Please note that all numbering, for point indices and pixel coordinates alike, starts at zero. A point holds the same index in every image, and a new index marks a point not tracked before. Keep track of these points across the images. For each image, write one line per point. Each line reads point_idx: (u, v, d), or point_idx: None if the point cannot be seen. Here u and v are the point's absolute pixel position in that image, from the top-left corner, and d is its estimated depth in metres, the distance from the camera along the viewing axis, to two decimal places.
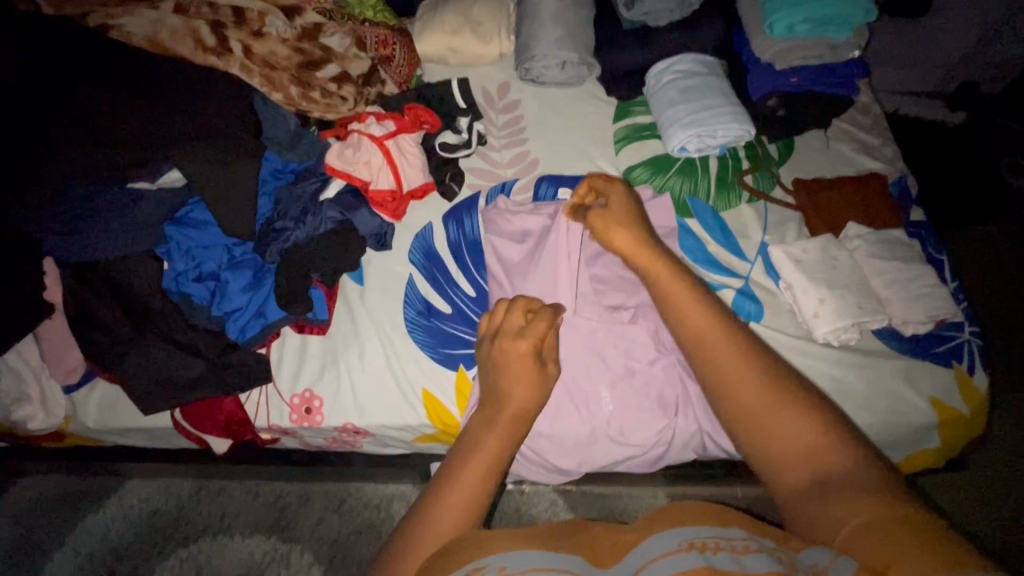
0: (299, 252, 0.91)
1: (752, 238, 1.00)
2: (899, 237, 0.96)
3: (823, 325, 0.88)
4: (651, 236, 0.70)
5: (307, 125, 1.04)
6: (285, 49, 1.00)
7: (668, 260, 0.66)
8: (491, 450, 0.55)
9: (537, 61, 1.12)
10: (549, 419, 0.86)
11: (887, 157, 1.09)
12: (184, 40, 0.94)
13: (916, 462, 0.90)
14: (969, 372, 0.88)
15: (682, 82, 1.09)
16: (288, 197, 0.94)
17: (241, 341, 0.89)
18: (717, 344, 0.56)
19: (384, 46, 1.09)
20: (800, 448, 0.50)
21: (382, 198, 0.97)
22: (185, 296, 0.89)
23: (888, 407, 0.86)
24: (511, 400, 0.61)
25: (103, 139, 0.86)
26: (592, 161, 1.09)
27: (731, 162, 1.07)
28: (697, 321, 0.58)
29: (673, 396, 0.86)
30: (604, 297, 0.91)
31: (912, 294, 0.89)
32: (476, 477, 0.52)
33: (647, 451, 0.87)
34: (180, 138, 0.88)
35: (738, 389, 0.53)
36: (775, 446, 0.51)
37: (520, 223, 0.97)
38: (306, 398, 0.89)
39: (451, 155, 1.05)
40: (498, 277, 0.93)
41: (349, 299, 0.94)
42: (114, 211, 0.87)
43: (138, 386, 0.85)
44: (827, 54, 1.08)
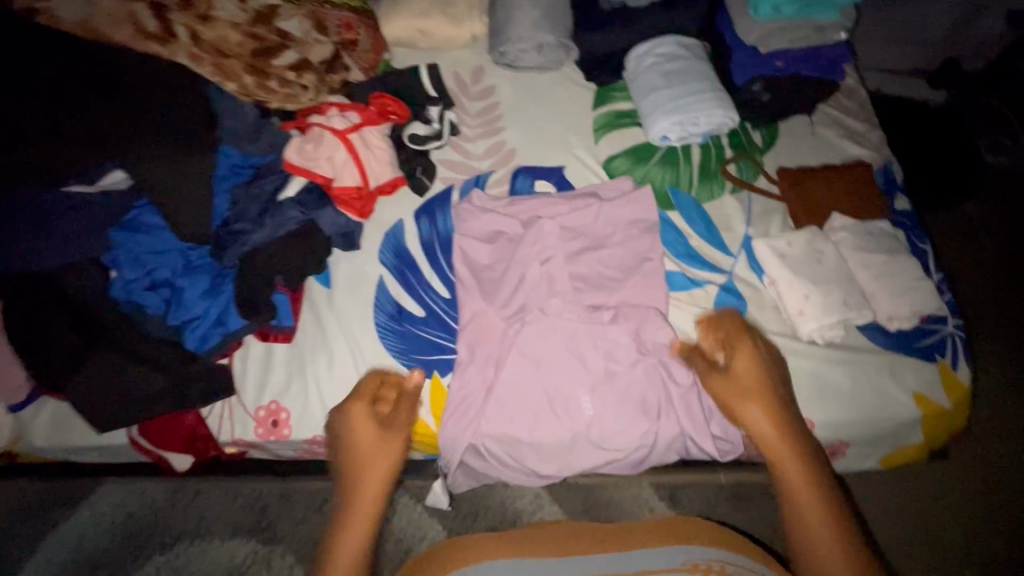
0: (259, 255, 0.86)
1: (735, 231, 0.97)
2: (884, 228, 0.94)
3: (808, 322, 0.86)
4: (781, 405, 0.75)
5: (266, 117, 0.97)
6: (236, 34, 0.92)
7: (782, 410, 0.74)
8: (365, 510, 0.70)
9: (512, 45, 1.06)
10: (529, 425, 0.83)
11: (873, 143, 1.06)
12: (123, 26, 0.87)
13: (899, 457, 0.89)
14: (953, 365, 0.87)
15: (664, 66, 1.04)
16: (247, 196, 0.88)
17: (201, 351, 0.84)
18: (792, 474, 0.69)
19: (348, 30, 1.03)
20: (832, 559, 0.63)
21: (348, 195, 0.91)
22: (136, 306, 0.83)
23: (872, 405, 0.84)
24: (359, 481, 0.72)
25: (38, 136, 0.79)
26: (571, 152, 1.04)
27: (714, 151, 1.03)
28: (798, 485, 0.68)
29: (656, 399, 0.84)
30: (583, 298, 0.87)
31: (897, 288, 0.87)
32: (356, 554, 0.66)
33: (629, 456, 0.84)
34: (124, 134, 0.81)
35: (803, 510, 0.67)
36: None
37: (495, 220, 0.92)
38: (272, 410, 0.85)
39: (421, 148, 0.99)
40: (473, 278, 0.89)
41: (316, 303, 0.89)
42: (53, 215, 0.80)
43: (90, 403, 0.80)
44: (812, 36, 1.03)
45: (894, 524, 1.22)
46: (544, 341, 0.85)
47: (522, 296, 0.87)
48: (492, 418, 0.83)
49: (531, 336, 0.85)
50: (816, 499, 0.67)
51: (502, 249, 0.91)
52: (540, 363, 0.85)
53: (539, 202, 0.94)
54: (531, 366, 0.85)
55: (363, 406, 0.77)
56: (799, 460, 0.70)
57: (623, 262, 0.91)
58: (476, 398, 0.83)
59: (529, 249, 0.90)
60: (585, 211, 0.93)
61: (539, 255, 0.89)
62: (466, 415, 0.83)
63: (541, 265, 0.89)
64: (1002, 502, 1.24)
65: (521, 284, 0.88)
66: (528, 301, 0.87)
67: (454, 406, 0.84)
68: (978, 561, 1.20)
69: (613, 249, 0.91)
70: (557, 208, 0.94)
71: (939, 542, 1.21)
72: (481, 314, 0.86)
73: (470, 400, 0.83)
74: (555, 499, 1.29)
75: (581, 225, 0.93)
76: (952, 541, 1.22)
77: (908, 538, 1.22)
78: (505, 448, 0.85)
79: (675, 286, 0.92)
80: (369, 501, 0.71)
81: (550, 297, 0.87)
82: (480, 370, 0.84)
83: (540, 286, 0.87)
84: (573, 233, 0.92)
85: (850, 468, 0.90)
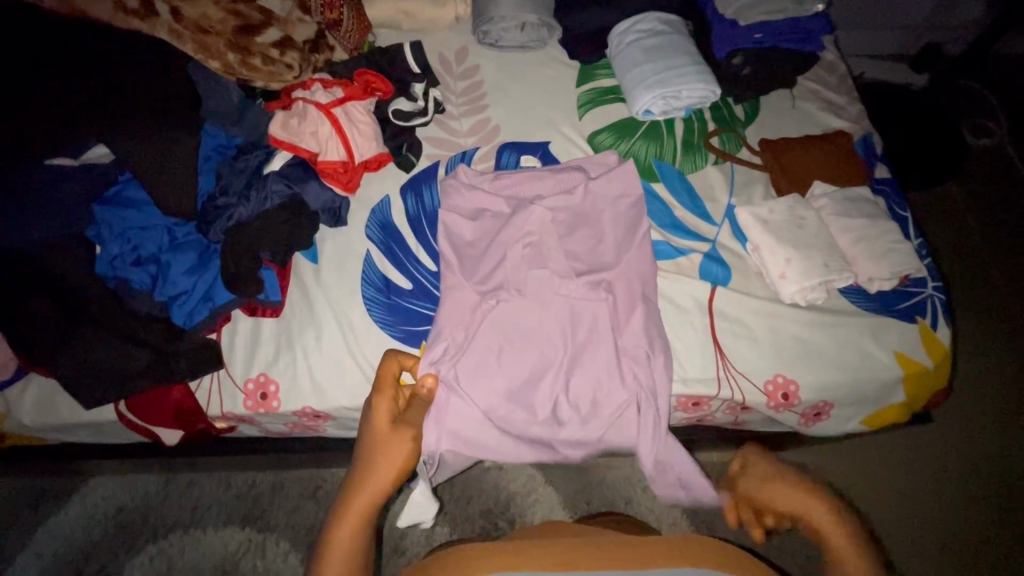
0: (244, 230, 0.86)
1: (719, 201, 0.98)
2: (864, 195, 0.95)
3: (790, 286, 0.87)
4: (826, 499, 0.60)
5: (251, 97, 0.97)
6: (219, 12, 0.92)
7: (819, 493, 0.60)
8: (361, 507, 0.61)
9: (495, 24, 1.09)
10: (517, 393, 0.84)
11: (852, 115, 1.08)
12: (102, 1, 0.86)
13: (883, 418, 0.90)
14: (933, 326, 0.88)
15: (646, 42, 1.05)
16: (231, 172, 0.88)
17: (188, 327, 0.84)
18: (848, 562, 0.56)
19: (331, 9, 1.02)
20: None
21: (333, 168, 0.92)
22: (122, 282, 0.83)
23: (854, 364, 0.86)
24: (364, 480, 0.62)
25: (21, 113, 0.79)
26: (555, 128, 1.05)
27: (697, 125, 1.05)
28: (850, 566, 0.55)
29: (644, 370, 0.83)
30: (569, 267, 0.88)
31: (878, 251, 0.88)
32: (349, 553, 0.59)
33: (621, 423, 0.84)
34: (108, 111, 0.81)
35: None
36: None
37: (479, 196, 0.93)
38: (261, 382, 0.85)
39: (406, 124, 0.99)
40: (455, 255, 0.89)
41: (302, 279, 0.89)
42: (38, 192, 0.81)
43: (76, 379, 0.80)
44: (791, 7, 1.04)
45: (875, 493, 1.25)
46: (531, 310, 0.86)
47: (503, 272, 0.87)
48: (474, 399, 0.83)
49: (518, 305, 0.86)
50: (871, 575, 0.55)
51: (484, 226, 0.91)
52: (529, 331, 0.85)
53: (523, 177, 0.94)
54: (510, 348, 0.84)
55: (385, 401, 0.69)
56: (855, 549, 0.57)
57: (610, 233, 0.91)
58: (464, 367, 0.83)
59: (514, 220, 0.90)
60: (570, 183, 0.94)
61: (524, 225, 0.89)
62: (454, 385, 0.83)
63: (524, 241, 0.89)
64: (981, 470, 1.28)
65: (503, 260, 0.88)
66: (509, 279, 0.87)
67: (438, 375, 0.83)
68: (960, 526, 1.23)
69: (599, 220, 0.92)
70: (542, 181, 0.95)
71: (926, 512, 1.24)
72: (462, 291, 0.86)
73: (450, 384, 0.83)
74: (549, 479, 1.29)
75: (566, 197, 0.93)
76: (938, 510, 1.24)
77: (894, 509, 1.24)
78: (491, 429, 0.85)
79: (660, 255, 0.93)
80: (366, 504, 0.62)
81: (533, 271, 0.87)
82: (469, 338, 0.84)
83: (522, 262, 0.88)
84: (558, 207, 0.93)
85: (836, 431, 0.92)
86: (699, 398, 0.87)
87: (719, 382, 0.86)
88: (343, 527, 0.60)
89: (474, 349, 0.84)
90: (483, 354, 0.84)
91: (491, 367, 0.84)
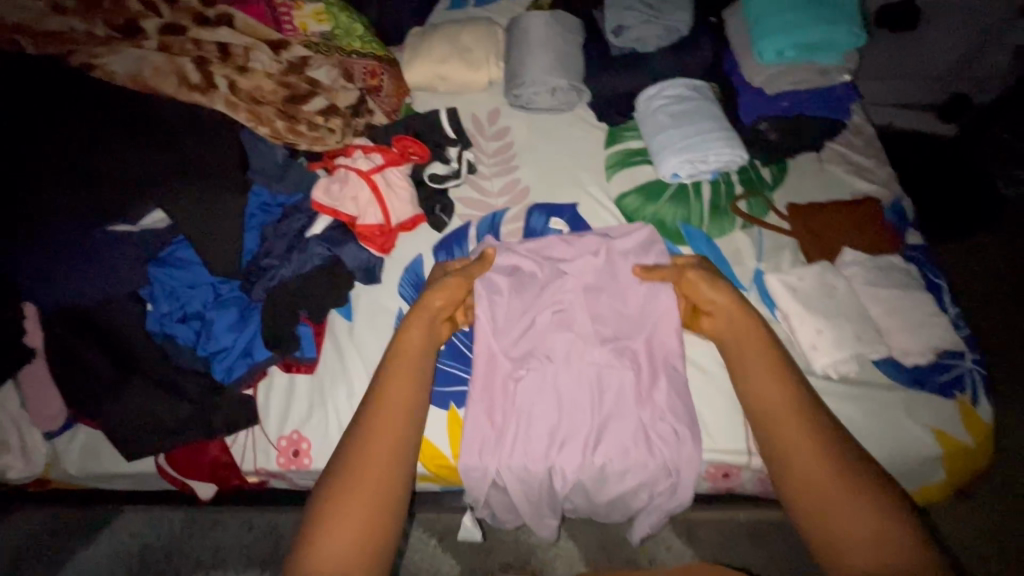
0: (284, 290, 0.89)
1: (746, 266, 0.99)
2: (895, 262, 0.95)
3: (821, 358, 0.87)
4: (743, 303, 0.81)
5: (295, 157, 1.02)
6: (271, 83, 0.99)
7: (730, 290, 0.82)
8: (417, 335, 0.77)
9: (526, 88, 1.12)
10: (551, 449, 0.83)
11: (880, 178, 1.08)
12: (169, 78, 0.93)
13: (921, 496, 0.87)
14: (973, 402, 0.86)
15: (672, 107, 1.08)
16: (274, 233, 0.93)
17: (227, 382, 0.87)
18: (768, 377, 0.74)
19: (373, 76, 1.07)
20: (842, 512, 0.62)
21: (370, 232, 0.96)
22: (169, 337, 0.87)
23: (889, 440, 0.84)
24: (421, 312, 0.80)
25: (86, 179, 0.84)
26: (583, 189, 1.08)
27: (724, 188, 1.06)
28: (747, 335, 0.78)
29: (673, 440, 0.83)
30: (597, 335, 0.89)
31: (911, 323, 0.88)
32: (406, 377, 0.73)
33: (653, 485, 0.84)
34: (166, 177, 0.87)
35: (756, 373, 0.75)
36: (763, 395, 0.73)
37: (509, 259, 0.95)
38: (293, 440, 0.87)
39: (440, 186, 1.04)
40: (490, 319, 0.89)
41: (336, 336, 0.92)
42: (92, 255, 0.83)
43: (121, 430, 0.83)
44: (816, 78, 1.06)
45: None
46: (561, 371, 0.87)
47: (530, 336, 0.89)
48: (514, 457, 0.83)
49: (548, 367, 0.87)
50: (761, 349, 0.76)
51: (514, 289, 0.92)
52: (561, 394, 0.86)
53: (552, 238, 0.97)
54: (541, 416, 0.84)
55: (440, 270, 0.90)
56: (797, 413, 0.70)
57: (637, 299, 0.91)
58: (503, 421, 0.84)
59: (544, 286, 0.92)
60: (597, 251, 0.95)
61: (552, 291, 0.92)
62: (491, 438, 0.84)
63: (554, 305, 0.91)
64: None
65: (531, 325, 0.90)
66: (537, 345, 0.88)
67: (472, 426, 0.84)
68: None
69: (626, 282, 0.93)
70: (571, 245, 0.96)
71: None
72: (492, 356, 0.88)
73: (482, 452, 0.83)
74: (570, 535, 1.27)
75: (595, 261, 0.94)
76: None
77: None
78: (523, 495, 0.85)
79: None
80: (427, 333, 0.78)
81: (559, 336, 0.89)
82: (506, 400, 0.85)
83: (551, 328, 0.89)
84: (586, 270, 0.94)
85: None
86: (728, 469, 0.87)
87: (749, 453, 0.86)
88: (402, 364, 0.74)
89: (513, 409, 0.85)
90: (519, 411, 0.85)
91: (527, 426, 0.84)
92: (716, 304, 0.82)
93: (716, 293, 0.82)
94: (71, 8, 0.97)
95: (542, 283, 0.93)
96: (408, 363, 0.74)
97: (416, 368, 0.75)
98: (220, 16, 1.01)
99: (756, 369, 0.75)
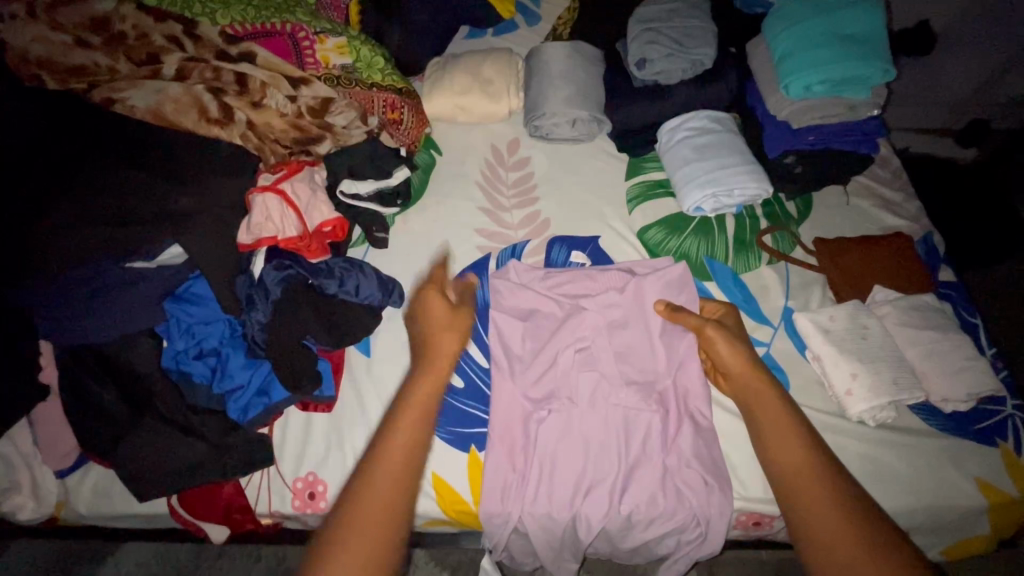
0: (296, 325, 0.86)
1: (774, 302, 0.96)
2: (931, 302, 0.92)
3: (857, 404, 0.83)
4: (757, 363, 0.79)
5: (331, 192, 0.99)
6: (282, 124, 0.97)
7: (743, 347, 0.80)
8: (439, 365, 0.72)
9: (546, 119, 1.11)
10: (575, 494, 0.80)
11: (909, 213, 1.06)
12: (188, 112, 0.93)
13: (966, 549, 0.83)
14: (1016, 450, 0.83)
15: (696, 140, 1.06)
16: (295, 261, 0.90)
17: (242, 421, 0.85)
18: (771, 418, 0.71)
19: (393, 110, 1.06)
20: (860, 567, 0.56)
21: (298, 242, 0.90)
22: (184, 375, 0.85)
23: (931, 490, 0.80)
24: (440, 349, 0.75)
25: (104, 215, 0.83)
26: (605, 222, 1.06)
27: (749, 222, 1.04)
28: (756, 385, 0.76)
29: (701, 489, 0.80)
30: (621, 377, 0.86)
31: (950, 368, 0.85)
32: (421, 408, 0.66)
33: (681, 535, 0.80)
34: (182, 213, 0.85)
35: (759, 416, 0.72)
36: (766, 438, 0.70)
37: (532, 296, 0.92)
38: (310, 481, 0.85)
39: (353, 203, 0.99)
40: (508, 355, 0.89)
41: (355, 373, 0.91)
42: (106, 293, 0.82)
43: (133, 473, 0.81)
44: (845, 114, 1.03)
45: None
46: (586, 413, 0.84)
47: (552, 375, 0.87)
48: (538, 501, 0.80)
49: (571, 409, 0.84)
50: (768, 393, 0.74)
51: (534, 326, 0.91)
52: (586, 437, 0.83)
53: (575, 272, 0.95)
54: (566, 460, 0.82)
55: (436, 294, 0.83)
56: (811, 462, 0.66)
57: (662, 339, 0.88)
58: (525, 466, 0.81)
59: (565, 323, 0.90)
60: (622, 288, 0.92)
61: (574, 328, 0.89)
62: (516, 481, 0.81)
63: (577, 344, 0.89)
64: None
65: (554, 363, 0.87)
66: (561, 387, 0.86)
67: (494, 467, 0.81)
68: None
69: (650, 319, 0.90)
70: (595, 277, 0.94)
71: None
72: (514, 397, 0.85)
73: (504, 500, 0.80)
74: None
75: (618, 296, 0.92)
76: None
77: None
78: (546, 544, 0.81)
79: None
80: (447, 358, 0.74)
81: (583, 375, 0.87)
82: (528, 442, 0.83)
83: (574, 367, 0.87)
84: (607, 304, 0.92)
85: None
86: (760, 517, 0.83)
87: None
88: (409, 409, 0.66)
89: (538, 451, 0.82)
90: (543, 455, 0.82)
91: (550, 472, 0.81)
92: (728, 366, 0.80)
93: (729, 352, 0.80)
94: (94, 43, 0.97)
95: (564, 319, 0.91)
96: (418, 409, 0.66)
97: (427, 415, 0.66)
98: (242, 52, 1.00)
99: (772, 430, 0.70)
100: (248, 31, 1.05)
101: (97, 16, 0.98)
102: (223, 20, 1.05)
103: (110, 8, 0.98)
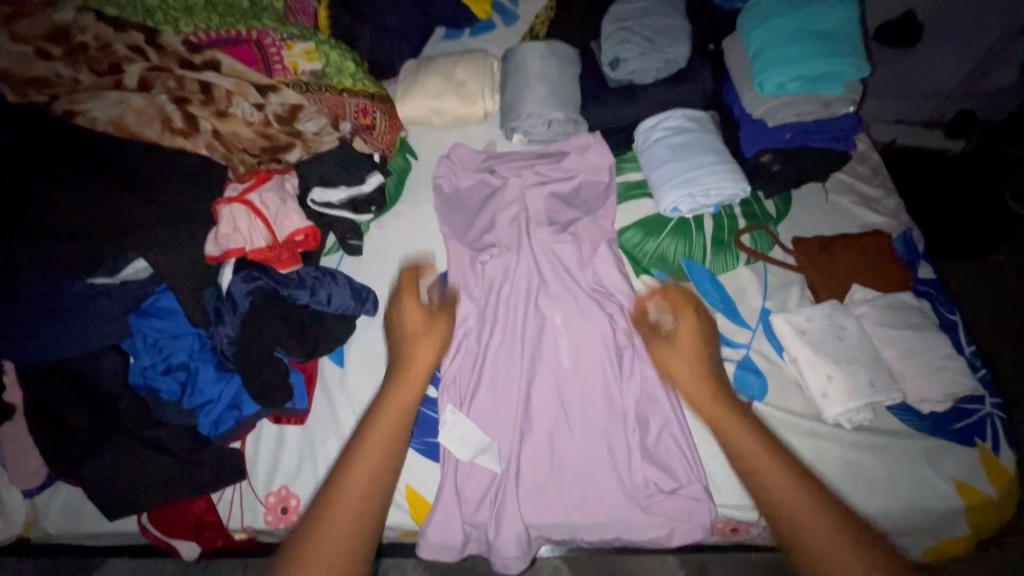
0: (264, 337, 0.85)
1: (753, 304, 0.95)
2: (908, 301, 0.91)
3: (833, 407, 0.83)
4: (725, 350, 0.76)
5: (302, 201, 0.98)
6: (250, 133, 0.96)
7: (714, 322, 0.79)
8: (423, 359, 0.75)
9: (523, 121, 1.09)
10: (525, 405, 0.85)
11: (889, 209, 1.05)
12: (152, 123, 0.92)
13: (944, 552, 0.82)
14: (995, 450, 0.82)
15: (673, 140, 1.04)
16: (266, 272, 0.89)
17: (213, 436, 0.84)
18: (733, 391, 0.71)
19: (365, 115, 1.04)
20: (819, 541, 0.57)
21: (265, 255, 0.88)
22: (152, 391, 0.84)
23: (910, 495, 0.79)
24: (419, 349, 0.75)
25: (63, 230, 0.81)
26: None
27: (727, 221, 1.02)
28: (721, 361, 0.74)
29: (637, 435, 0.83)
30: (571, 303, 0.92)
31: (927, 368, 0.84)
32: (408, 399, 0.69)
33: (633, 457, 0.82)
34: (141, 226, 0.83)
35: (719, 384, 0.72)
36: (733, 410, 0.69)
37: (496, 218, 0.99)
38: (282, 496, 0.84)
39: (323, 209, 0.97)
40: (460, 271, 0.94)
41: (327, 384, 0.90)
42: (68, 312, 0.81)
43: (99, 492, 0.80)
44: (819, 111, 1.02)
45: None
46: (537, 334, 0.90)
47: (501, 283, 0.93)
48: (491, 410, 0.85)
49: (521, 329, 0.90)
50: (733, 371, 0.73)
51: (488, 252, 0.96)
52: (535, 357, 0.88)
53: (521, 170, 1.04)
54: (505, 389, 0.86)
55: (409, 296, 0.80)
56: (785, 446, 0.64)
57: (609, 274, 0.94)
58: (480, 381, 0.86)
59: (518, 252, 0.95)
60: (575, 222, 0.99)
61: (524, 256, 0.95)
62: (469, 390, 0.86)
63: (532, 272, 0.94)
64: None
65: (507, 286, 0.93)
66: (511, 299, 0.92)
67: (450, 379, 0.87)
68: None
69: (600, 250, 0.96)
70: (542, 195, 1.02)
71: None
72: (469, 315, 0.91)
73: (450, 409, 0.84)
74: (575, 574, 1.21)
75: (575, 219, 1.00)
76: None
77: None
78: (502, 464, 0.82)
79: None
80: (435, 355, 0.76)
81: (535, 297, 0.92)
82: (482, 359, 0.87)
83: (527, 291, 0.93)
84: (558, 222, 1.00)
85: None
86: (738, 524, 0.82)
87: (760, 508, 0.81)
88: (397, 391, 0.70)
89: (490, 366, 0.87)
90: (497, 370, 0.87)
91: (502, 384, 0.86)
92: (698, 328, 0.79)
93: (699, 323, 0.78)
94: (55, 53, 0.95)
95: (516, 250, 0.96)
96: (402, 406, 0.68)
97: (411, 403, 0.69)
98: (207, 61, 0.99)
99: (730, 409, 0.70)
100: (213, 39, 1.03)
101: (57, 26, 0.96)
102: (187, 28, 1.03)
103: (70, 19, 0.97)
